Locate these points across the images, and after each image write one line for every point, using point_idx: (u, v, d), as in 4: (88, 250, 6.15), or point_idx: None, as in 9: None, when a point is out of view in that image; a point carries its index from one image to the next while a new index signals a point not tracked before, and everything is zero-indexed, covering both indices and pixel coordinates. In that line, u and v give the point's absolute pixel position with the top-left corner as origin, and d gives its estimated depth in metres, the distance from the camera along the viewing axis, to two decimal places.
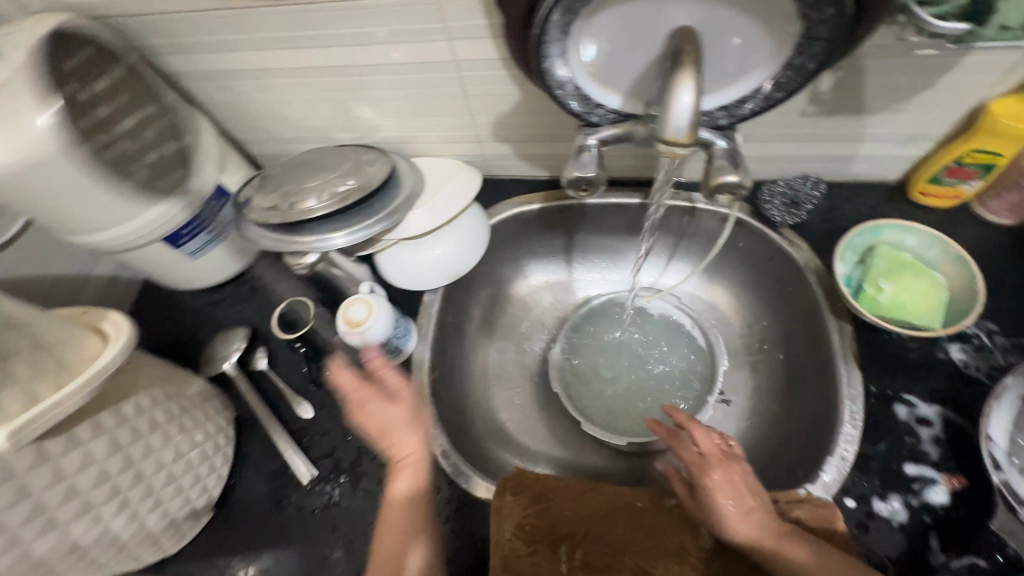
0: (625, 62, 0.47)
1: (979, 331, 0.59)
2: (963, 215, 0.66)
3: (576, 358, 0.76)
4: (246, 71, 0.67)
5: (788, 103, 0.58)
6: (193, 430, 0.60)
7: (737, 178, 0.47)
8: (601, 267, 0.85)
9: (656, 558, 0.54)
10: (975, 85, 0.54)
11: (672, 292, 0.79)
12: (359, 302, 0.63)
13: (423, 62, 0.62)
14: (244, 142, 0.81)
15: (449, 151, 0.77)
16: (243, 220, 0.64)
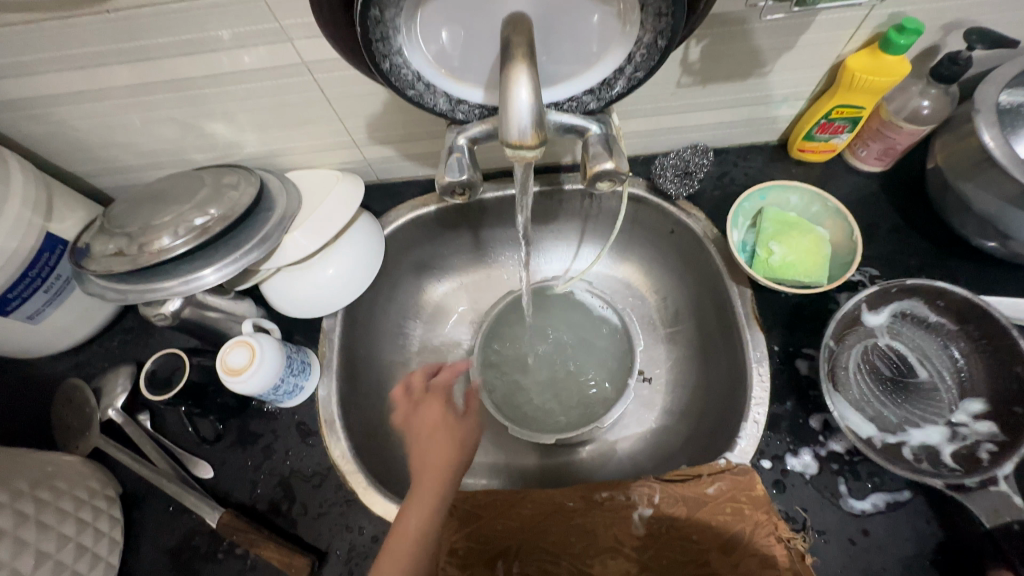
0: (477, 53, 0.43)
1: (862, 278, 0.63)
2: (838, 166, 0.69)
3: (496, 360, 0.74)
4: (57, 96, 0.57)
5: (662, 75, 0.57)
6: (59, 524, 0.52)
7: (613, 166, 0.45)
8: (510, 257, 0.81)
9: (590, 556, 0.54)
10: (830, 42, 0.55)
11: (584, 276, 0.78)
12: (239, 347, 0.56)
13: (269, 68, 0.55)
14: (85, 175, 0.70)
15: (328, 160, 0.71)
16: (81, 272, 0.55)
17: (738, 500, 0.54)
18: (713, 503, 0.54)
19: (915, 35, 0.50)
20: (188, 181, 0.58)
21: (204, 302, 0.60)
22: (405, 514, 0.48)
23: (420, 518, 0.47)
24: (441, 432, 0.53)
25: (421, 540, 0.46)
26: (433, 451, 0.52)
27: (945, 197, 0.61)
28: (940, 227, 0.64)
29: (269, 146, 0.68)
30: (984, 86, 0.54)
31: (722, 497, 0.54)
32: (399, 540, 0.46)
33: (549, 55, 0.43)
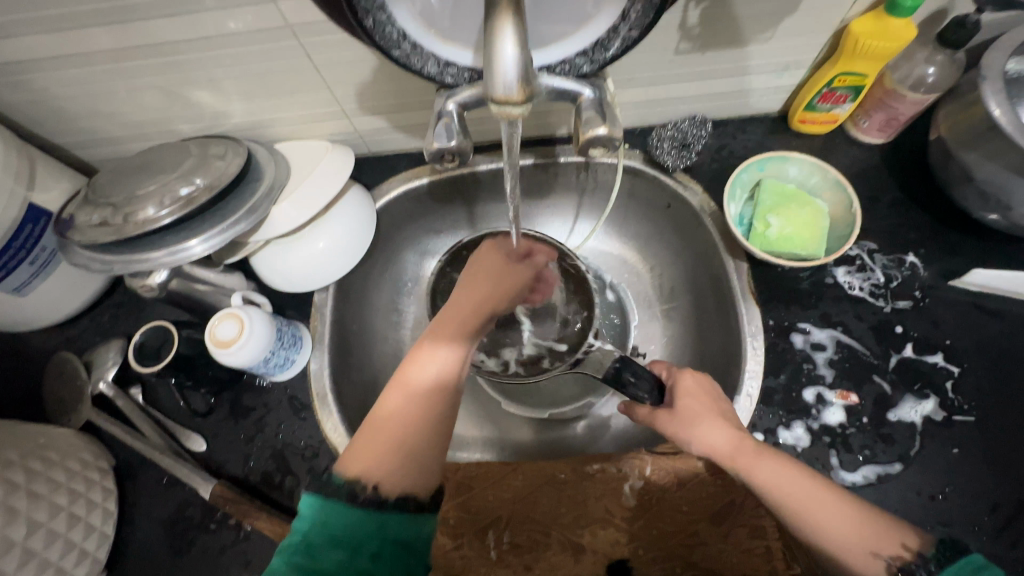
0: (465, 12, 0.41)
1: (860, 252, 0.62)
2: (840, 138, 0.68)
3: None
4: (34, 61, 0.55)
5: (660, 41, 0.55)
6: (51, 494, 0.52)
7: (606, 132, 0.43)
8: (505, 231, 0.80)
9: (581, 527, 0.56)
10: (834, 5, 0.53)
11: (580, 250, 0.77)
12: (228, 319, 0.55)
13: (253, 32, 0.53)
14: (69, 146, 0.69)
15: (318, 131, 0.69)
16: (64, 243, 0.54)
17: (699, 395, 0.51)
18: (663, 409, 0.52)
19: None
20: (173, 150, 0.57)
21: (193, 275, 0.60)
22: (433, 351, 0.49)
23: (446, 349, 0.49)
24: (478, 267, 0.56)
25: (437, 385, 0.46)
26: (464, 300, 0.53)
27: (947, 169, 0.60)
28: (942, 201, 0.63)
29: (256, 116, 0.66)
30: (992, 51, 0.53)
31: (682, 394, 0.52)
32: (398, 385, 0.46)
33: (541, 14, 0.41)
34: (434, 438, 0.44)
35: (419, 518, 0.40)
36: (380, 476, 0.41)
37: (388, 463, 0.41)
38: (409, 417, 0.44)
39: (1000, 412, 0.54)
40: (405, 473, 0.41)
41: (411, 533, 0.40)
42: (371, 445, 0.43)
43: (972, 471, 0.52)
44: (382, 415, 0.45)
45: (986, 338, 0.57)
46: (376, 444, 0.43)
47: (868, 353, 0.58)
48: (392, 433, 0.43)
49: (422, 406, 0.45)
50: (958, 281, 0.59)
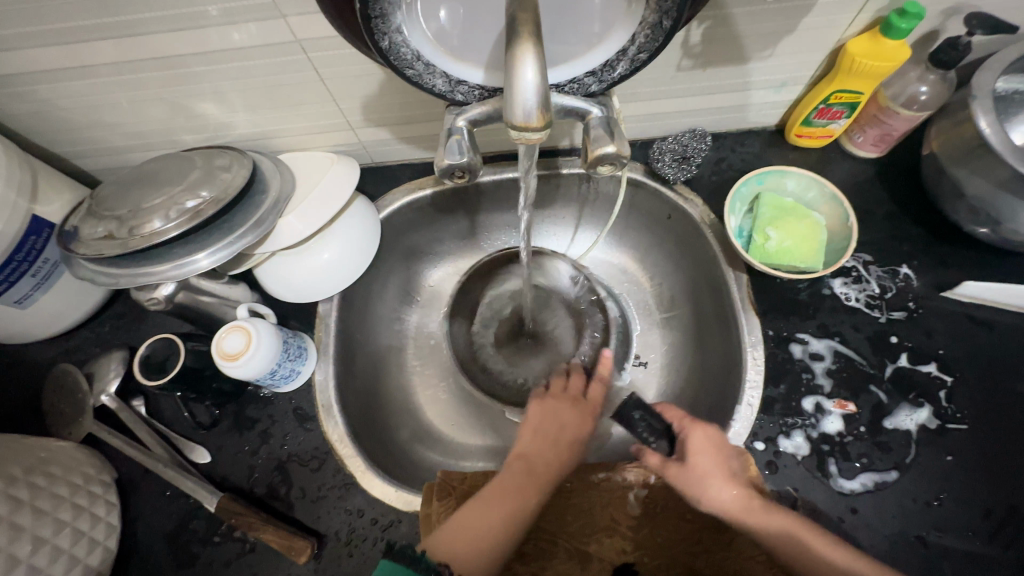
0: (477, 33, 0.42)
1: (856, 264, 0.63)
2: (835, 152, 0.70)
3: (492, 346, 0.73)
4: (39, 73, 0.55)
5: (662, 59, 0.57)
6: (55, 509, 0.51)
7: (615, 150, 0.44)
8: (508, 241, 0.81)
9: (587, 536, 0.56)
10: (831, 26, 0.54)
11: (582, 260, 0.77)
12: (234, 332, 0.56)
13: (261, 47, 0.53)
14: (69, 156, 0.68)
15: (322, 142, 0.69)
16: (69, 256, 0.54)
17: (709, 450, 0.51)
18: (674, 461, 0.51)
19: (917, 19, 0.50)
20: (178, 161, 0.57)
21: (198, 286, 0.60)
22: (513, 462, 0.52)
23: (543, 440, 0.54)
24: (551, 422, 0.56)
25: (541, 484, 0.51)
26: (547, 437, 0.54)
27: (938, 183, 0.61)
28: (933, 214, 0.65)
29: (260, 128, 0.66)
30: (982, 72, 0.54)
31: (694, 451, 0.51)
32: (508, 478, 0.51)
33: (551, 35, 0.42)
34: (509, 546, 0.48)
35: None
36: (464, 575, 0.44)
37: (471, 554, 0.46)
38: (497, 521, 0.48)
39: (991, 420, 0.56)
40: (480, 568, 0.45)
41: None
42: (467, 540, 0.46)
43: (965, 479, 0.54)
44: (472, 524, 0.47)
45: (977, 349, 0.59)
46: (472, 533, 0.47)
47: (864, 362, 0.59)
48: (471, 539, 0.47)
49: (504, 521, 0.48)
50: (950, 293, 0.61)
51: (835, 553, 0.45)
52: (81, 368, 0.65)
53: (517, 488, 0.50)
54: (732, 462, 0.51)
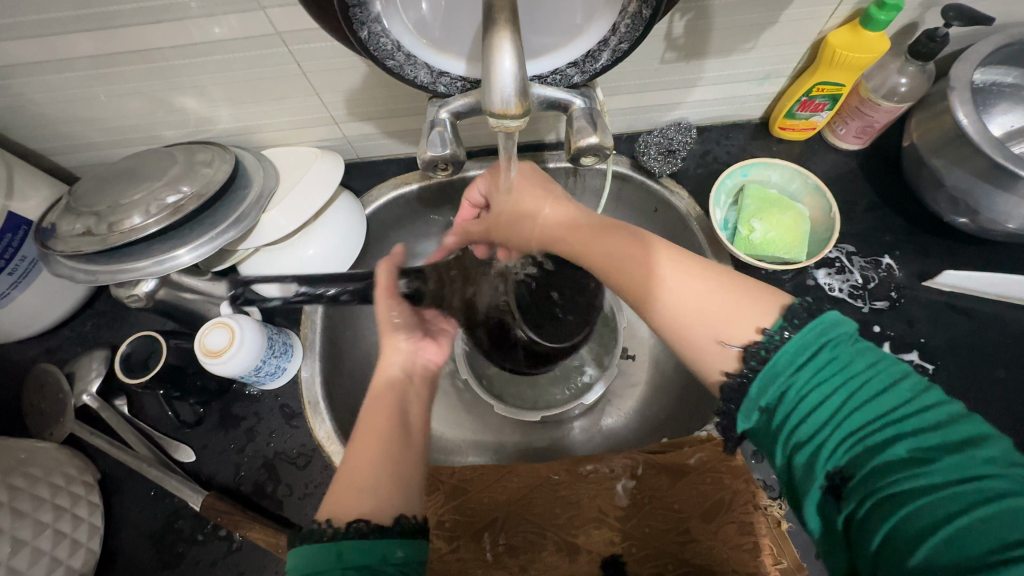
0: (457, 23, 0.42)
1: (839, 254, 0.64)
2: (818, 144, 0.70)
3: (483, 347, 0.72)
4: (12, 67, 0.53)
5: (645, 50, 0.56)
6: (35, 510, 0.51)
7: (598, 141, 0.44)
8: None
9: (576, 527, 0.56)
10: (812, 18, 0.55)
11: None
12: (217, 328, 0.55)
13: (240, 39, 0.53)
14: (47, 152, 0.67)
15: (306, 137, 0.69)
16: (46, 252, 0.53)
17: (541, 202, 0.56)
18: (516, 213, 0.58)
19: (895, 11, 0.50)
20: (158, 156, 0.56)
21: (180, 283, 0.59)
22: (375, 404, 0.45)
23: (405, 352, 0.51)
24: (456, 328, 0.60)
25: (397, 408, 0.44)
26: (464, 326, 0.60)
27: (919, 174, 0.62)
28: (915, 206, 0.66)
29: (242, 122, 0.65)
30: (960, 63, 0.55)
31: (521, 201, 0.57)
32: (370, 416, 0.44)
33: (533, 26, 0.42)
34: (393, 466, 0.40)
35: (380, 542, 0.35)
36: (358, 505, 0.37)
37: (373, 496, 0.37)
38: (373, 460, 0.40)
39: (972, 406, 0.57)
40: (370, 496, 0.37)
41: (375, 555, 0.35)
42: (347, 489, 0.38)
43: None
44: (347, 466, 0.40)
45: (958, 337, 0.60)
46: (354, 481, 0.38)
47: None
48: (356, 479, 0.39)
49: (384, 452, 0.40)
50: (931, 282, 0.62)
51: (664, 269, 0.44)
52: (62, 368, 0.64)
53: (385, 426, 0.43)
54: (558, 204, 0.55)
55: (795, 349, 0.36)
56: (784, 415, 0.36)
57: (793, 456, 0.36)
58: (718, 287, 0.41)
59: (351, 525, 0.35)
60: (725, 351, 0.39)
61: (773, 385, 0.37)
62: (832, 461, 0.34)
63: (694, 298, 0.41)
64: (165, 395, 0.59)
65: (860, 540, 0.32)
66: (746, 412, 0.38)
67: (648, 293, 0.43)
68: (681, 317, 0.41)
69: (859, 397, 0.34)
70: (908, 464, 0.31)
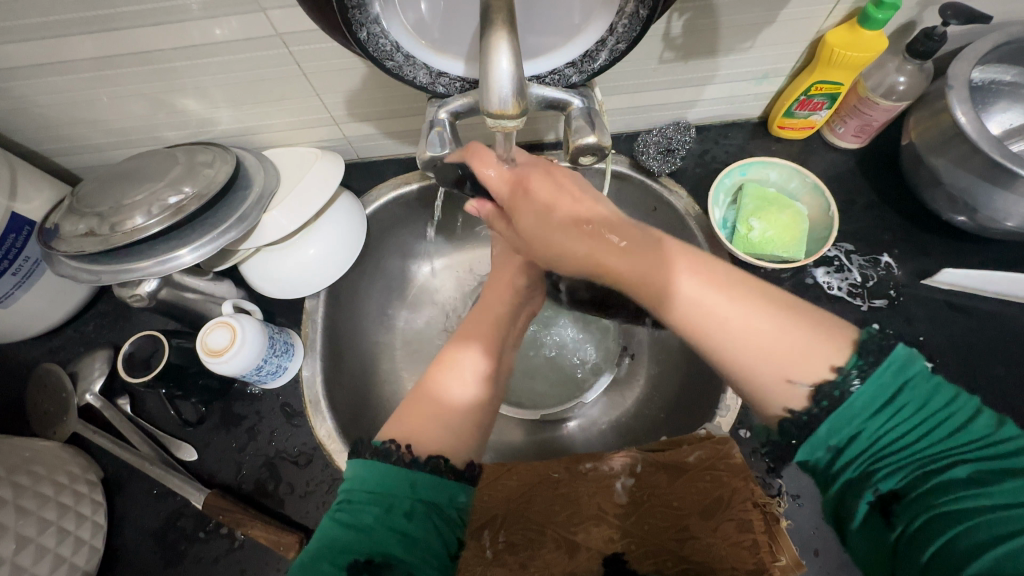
0: (456, 24, 0.42)
1: (838, 253, 0.64)
2: (817, 143, 0.70)
3: None
4: (16, 69, 0.54)
5: (644, 50, 0.57)
6: (40, 509, 0.51)
7: (596, 140, 0.44)
8: None
9: (575, 524, 0.57)
10: (810, 17, 0.55)
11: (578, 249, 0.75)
12: (219, 327, 0.55)
13: (241, 41, 0.53)
14: (49, 154, 0.67)
15: (307, 137, 0.69)
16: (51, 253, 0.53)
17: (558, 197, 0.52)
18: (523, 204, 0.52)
19: (893, 10, 0.50)
20: (160, 157, 0.56)
21: (182, 283, 0.60)
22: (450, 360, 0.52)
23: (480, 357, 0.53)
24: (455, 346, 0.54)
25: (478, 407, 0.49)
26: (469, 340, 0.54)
27: (917, 172, 0.62)
28: (914, 204, 0.66)
29: (243, 124, 0.66)
30: (957, 62, 0.55)
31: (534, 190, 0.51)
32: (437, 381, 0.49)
33: (530, 26, 0.43)
34: (468, 425, 0.46)
35: (451, 484, 0.41)
36: (432, 444, 0.43)
37: (443, 439, 0.43)
38: (446, 403, 0.47)
39: None
40: (441, 440, 0.43)
41: (443, 496, 0.40)
42: (421, 421, 0.45)
43: None
44: (422, 411, 0.46)
45: (957, 335, 0.60)
46: (426, 419, 0.45)
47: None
48: (439, 411, 0.46)
49: (456, 423, 0.46)
50: (930, 280, 0.62)
51: (684, 283, 0.42)
52: (65, 368, 0.65)
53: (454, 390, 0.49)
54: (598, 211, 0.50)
55: (872, 392, 0.36)
56: (859, 452, 0.37)
57: (865, 486, 0.37)
58: (789, 325, 0.39)
59: (429, 457, 0.41)
60: (792, 391, 0.38)
61: (848, 425, 0.37)
62: (893, 484, 0.36)
63: (767, 339, 0.39)
64: (167, 394, 0.59)
65: (911, 551, 0.34)
66: (811, 447, 0.38)
67: (713, 327, 0.40)
68: (748, 344, 0.39)
69: (932, 432, 0.35)
70: (968, 486, 0.33)
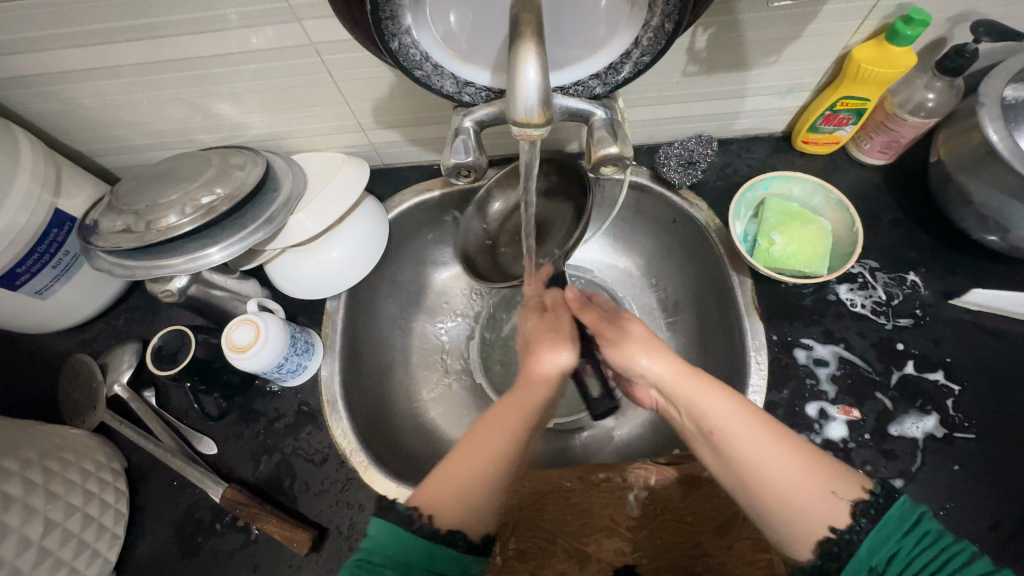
0: (483, 36, 0.43)
1: (862, 270, 0.63)
2: (842, 159, 0.70)
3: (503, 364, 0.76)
4: (66, 73, 0.57)
5: (668, 63, 0.57)
6: (67, 494, 0.53)
7: (618, 151, 0.45)
8: None
9: (586, 535, 0.57)
10: (837, 33, 0.55)
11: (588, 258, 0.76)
12: (244, 324, 0.57)
13: (277, 49, 0.55)
14: (90, 154, 0.71)
15: (335, 143, 0.71)
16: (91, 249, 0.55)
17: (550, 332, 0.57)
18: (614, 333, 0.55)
19: (922, 27, 0.50)
20: (195, 160, 0.59)
21: (210, 280, 0.61)
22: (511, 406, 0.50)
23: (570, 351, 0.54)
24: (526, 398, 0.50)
25: (547, 392, 0.51)
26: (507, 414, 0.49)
27: (946, 191, 0.61)
28: (942, 222, 0.64)
29: (274, 129, 0.68)
30: (989, 79, 0.54)
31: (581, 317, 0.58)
32: (486, 433, 0.48)
33: (556, 38, 0.43)
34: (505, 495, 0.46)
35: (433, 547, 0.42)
36: (454, 515, 0.44)
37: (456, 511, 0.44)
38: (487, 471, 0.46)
39: (1000, 431, 0.55)
40: (465, 510, 0.44)
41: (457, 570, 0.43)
42: (443, 487, 0.45)
43: (971, 490, 0.53)
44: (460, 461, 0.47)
45: (986, 358, 0.58)
46: (450, 486, 0.45)
47: (869, 369, 0.59)
48: (451, 498, 0.44)
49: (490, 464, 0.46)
50: (957, 300, 0.61)
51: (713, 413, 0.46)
52: (96, 359, 0.67)
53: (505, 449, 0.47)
54: (637, 332, 0.54)
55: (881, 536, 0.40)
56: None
57: None
58: (810, 466, 0.43)
59: (449, 532, 0.43)
60: (838, 504, 0.41)
61: (887, 544, 0.40)
62: None
63: (787, 476, 0.42)
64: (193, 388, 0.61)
65: None
66: None
67: (753, 472, 0.43)
68: (771, 481, 0.43)
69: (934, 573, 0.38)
70: None
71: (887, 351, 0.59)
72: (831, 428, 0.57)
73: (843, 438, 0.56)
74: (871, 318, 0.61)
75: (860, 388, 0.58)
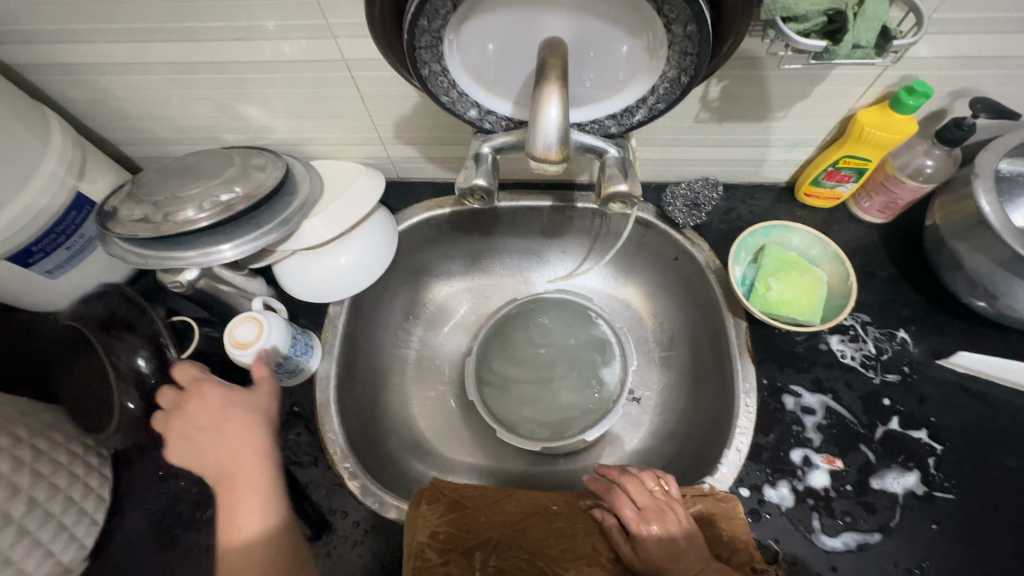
0: (507, 71, 0.45)
1: (854, 323, 0.65)
2: (841, 214, 0.72)
3: (490, 376, 0.75)
4: (105, 65, 0.59)
5: (681, 110, 0.60)
6: (53, 476, 0.53)
7: (627, 189, 0.47)
8: (535, 267, 0.83)
9: (567, 561, 0.54)
10: (844, 95, 0.57)
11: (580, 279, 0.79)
12: (247, 322, 0.58)
13: (310, 61, 0.58)
14: (115, 141, 0.73)
15: (354, 153, 0.74)
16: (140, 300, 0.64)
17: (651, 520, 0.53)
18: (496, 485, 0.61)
19: (924, 98, 0.53)
20: (219, 158, 0.60)
21: (220, 276, 0.62)
22: (226, 408, 0.58)
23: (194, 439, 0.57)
24: (230, 412, 0.57)
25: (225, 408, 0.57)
26: (241, 453, 0.55)
27: (940, 255, 0.63)
28: (934, 284, 0.66)
29: (297, 134, 0.70)
30: (986, 152, 0.57)
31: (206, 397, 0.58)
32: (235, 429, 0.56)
33: (578, 80, 0.46)
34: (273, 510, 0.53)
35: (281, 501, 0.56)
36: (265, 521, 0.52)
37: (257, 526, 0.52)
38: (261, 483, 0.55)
39: (979, 494, 0.56)
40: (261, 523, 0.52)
41: None
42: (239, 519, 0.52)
43: (947, 550, 0.53)
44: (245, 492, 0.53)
45: (970, 422, 0.59)
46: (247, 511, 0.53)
47: (854, 420, 0.60)
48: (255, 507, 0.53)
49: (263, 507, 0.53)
50: (945, 361, 0.62)
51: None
52: None
53: (255, 450, 0.56)
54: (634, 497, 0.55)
55: None
56: None
57: None
58: None
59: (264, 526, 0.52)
60: None
61: None
62: None
63: None
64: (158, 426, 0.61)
65: None
66: None
67: None
68: None
69: None
70: None
71: (873, 405, 0.61)
72: (815, 476, 0.57)
73: (826, 490, 0.57)
74: (860, 372, 0.62)
75: (845, 441, 0.59)
